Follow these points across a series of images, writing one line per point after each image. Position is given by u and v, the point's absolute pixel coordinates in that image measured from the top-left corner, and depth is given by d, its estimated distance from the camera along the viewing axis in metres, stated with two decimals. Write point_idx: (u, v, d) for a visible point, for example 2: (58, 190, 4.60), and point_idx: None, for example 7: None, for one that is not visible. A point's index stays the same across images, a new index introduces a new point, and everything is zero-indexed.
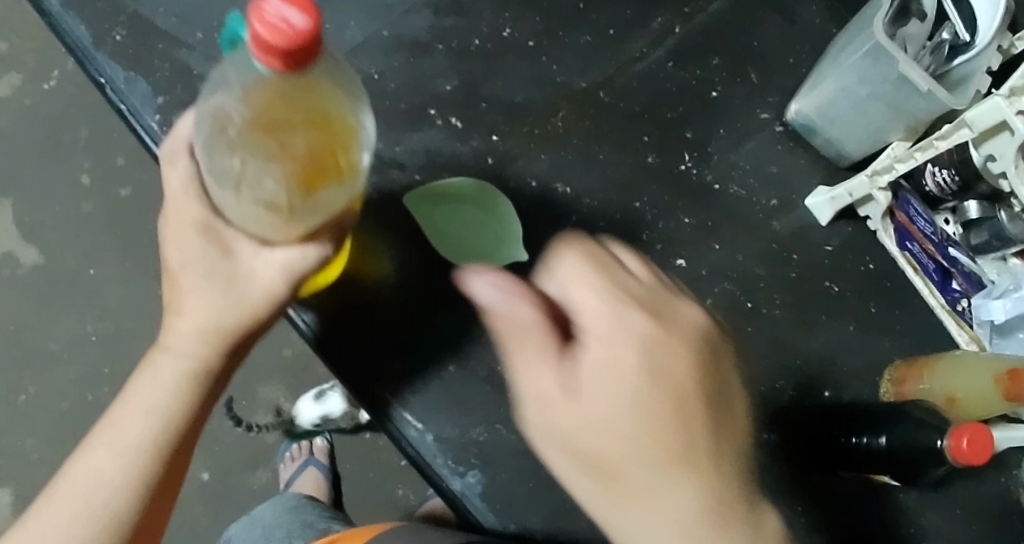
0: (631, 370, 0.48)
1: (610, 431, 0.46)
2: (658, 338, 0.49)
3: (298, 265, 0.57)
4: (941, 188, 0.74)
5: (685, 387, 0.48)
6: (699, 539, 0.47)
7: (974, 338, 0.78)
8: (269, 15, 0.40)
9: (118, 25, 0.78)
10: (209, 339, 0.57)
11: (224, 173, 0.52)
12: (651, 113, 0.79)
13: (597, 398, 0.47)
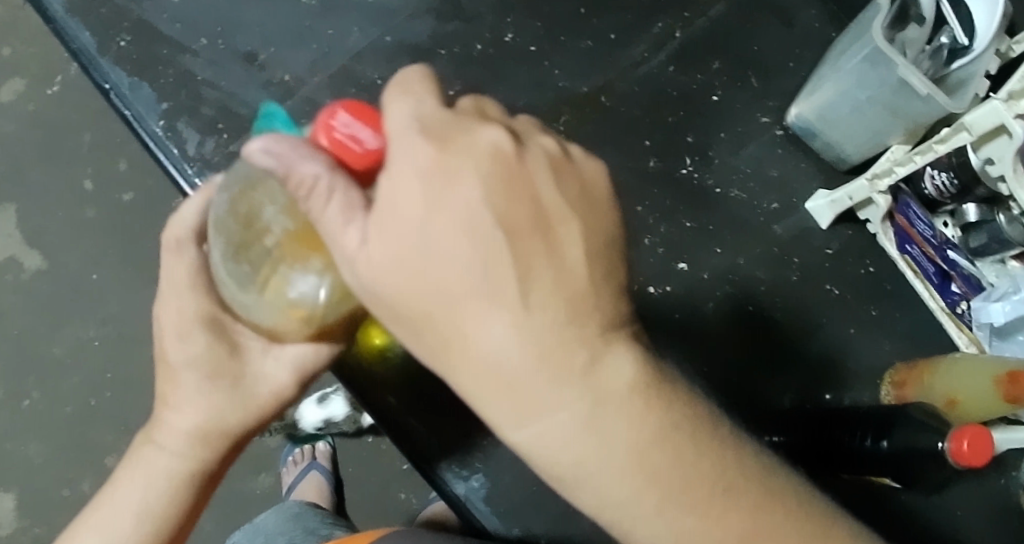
0: (424, 224, 0.38)
1: (412, 281, 0.38)
2: (445, 172, 0.39)
3: (310, 363, 0.57)
4: (940, 192, 0.75)
5: (493, 224, 0.38)
6: (534, 394, 0.40)
7: (973, 341, 0.77)
8: (340, 131, 0.42)
9: (123, 31, 0.79)
10: (212, 434, 0.55)
11: (258, 276, 0.50)
12: (652, 117, 0.80)
13: (411, 266, 0.38)
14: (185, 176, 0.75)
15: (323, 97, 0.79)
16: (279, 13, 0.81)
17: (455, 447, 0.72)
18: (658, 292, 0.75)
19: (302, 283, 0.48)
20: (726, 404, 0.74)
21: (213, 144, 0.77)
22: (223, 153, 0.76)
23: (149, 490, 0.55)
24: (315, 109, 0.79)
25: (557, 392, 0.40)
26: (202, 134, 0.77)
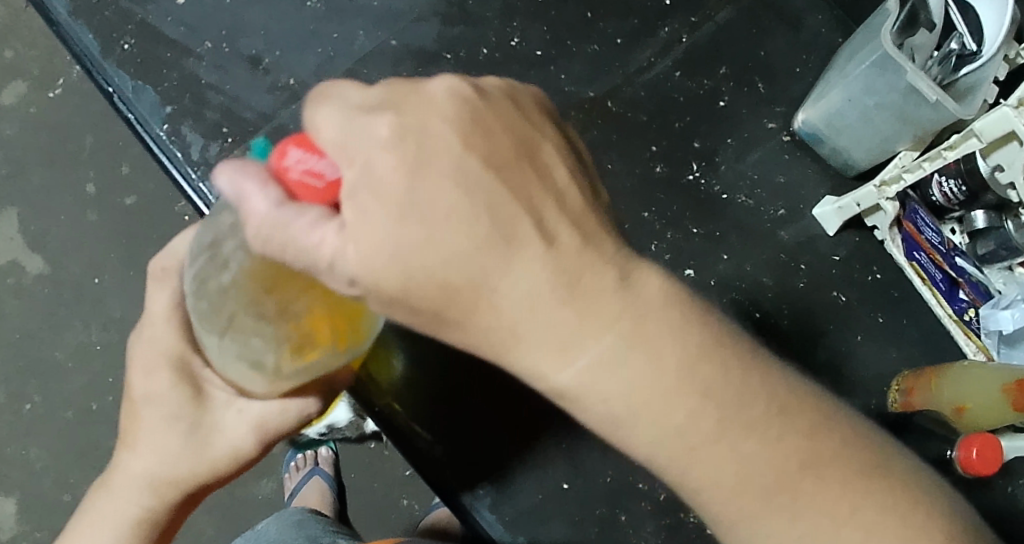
0: (411, 199, 0.39)
1: (419, 249, 0.39)
2: (400, 138, 0.40)
3: (271, 421, 0.58)
4: (947, 198, 0.74)
5: (461, 166, 0.40)
6: (575, 338, 0.41)
7: (982, 348, 0.77)
8: (295, 170, 0.41)
9: (127, 34, 0.78)
10: (165, 485, 0.56)
11: (215, 320, 0.52)
12: (659, 123, 0.80)
13: (406, 247, 0.39)
14: (188, 180, 0.75)
15: None
16: (284, 17, 0.81)
17: (465, 468, 0.71)
18: None
19: (256, 341, 0.52)
20: None
21: (217, 148, 0.76)
22: (226, 157, 0.76)
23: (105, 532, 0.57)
24: None
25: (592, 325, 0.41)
26: (206, 138, 0.76)
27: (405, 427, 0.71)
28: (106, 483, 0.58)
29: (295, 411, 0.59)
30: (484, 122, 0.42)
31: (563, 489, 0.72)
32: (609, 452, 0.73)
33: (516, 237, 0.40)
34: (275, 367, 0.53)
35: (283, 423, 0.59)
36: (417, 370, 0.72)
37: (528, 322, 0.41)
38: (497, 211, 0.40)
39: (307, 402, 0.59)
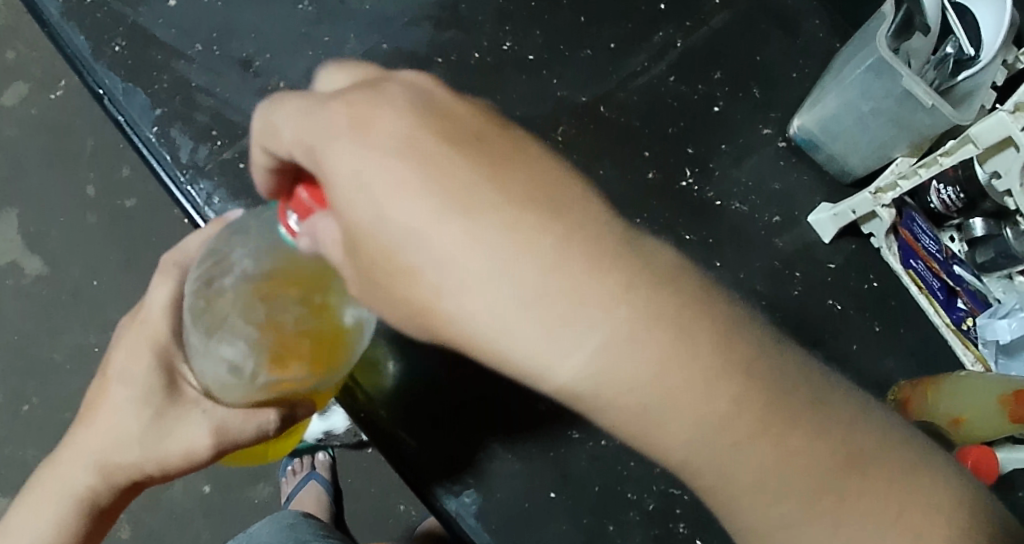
0: (363, 178, 0.40)
1: (395, 231, 0.40)
2: (354, 123, 0.41)
3: (231, 429, 0.57)
4: (946, 206, 0.73)
5: (424, 144, 0.41)
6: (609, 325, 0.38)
7: (979, 359, 0.75)
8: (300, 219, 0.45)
9: (118, 36, 0.78)
10: (116, 466, 0.58)
11: (200, 314, 0.56)
12: (652, 128, 0.79)
13: (384, 229, 0.40)
14: (177, 182, 0.75)
15: None
16: (276, 20, 0.80)
17: (450, 464, 0.70)
18: None
19: (237, 345, 0.55)
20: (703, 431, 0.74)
21: (206, 151, 0.76)
22: (216, 161, 0.76)
23: (50, 501, 0.59)
24: None
25: (634, 315, 0.38)
26: (195, 141, 0.76)
27: (394, 436, 0.70)
28: (60, 455, 0.60)
29: (254, 429, 0.57)
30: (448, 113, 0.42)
31: (550, 499, 0.71)
32: (597, 460, 0.73)
33: (472, 202, 0.39)
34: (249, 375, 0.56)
35: (242, 434, 0.57)
36: (414, 378, 0.71)
37: (543, 311, 0.38)
38: (467, 202, 0.39)
39: (266, 418, 0.57)
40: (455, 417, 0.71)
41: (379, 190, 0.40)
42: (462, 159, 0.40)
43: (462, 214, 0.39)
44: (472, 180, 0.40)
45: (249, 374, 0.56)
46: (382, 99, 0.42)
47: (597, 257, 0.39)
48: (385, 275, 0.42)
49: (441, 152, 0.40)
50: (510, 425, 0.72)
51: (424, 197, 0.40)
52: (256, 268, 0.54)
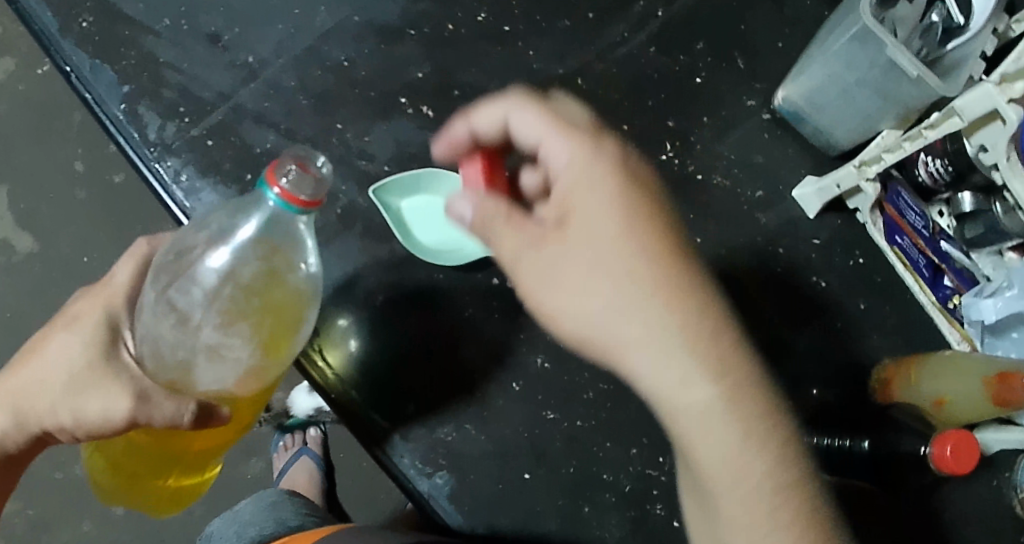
0: (596, 216, 0.52)
1: (596, 283, 0.50)
2: (613, 173, 0.53)
3: (150, 402, 0.57)
4: (934, 179, 0.70)
5: (658, 222, 0.52)
6: (715, 427, 0.49)
7: (965, 338, 0.75)
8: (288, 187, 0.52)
9: (85, 11, 0.76)
10: (35, 412, 0.60)
11: (165, 268, 0.59)
12: (631, 100, 0.76)
13: (581, 271, 0.51)
14: (144, 160, 0.73)
15: (287, 78, 0.75)
16: None
17: (421, 445, 0.69)
18: None
19: (195, 292, 0.57)
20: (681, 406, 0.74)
21: (173, 128, 0.74)
22: (184, 138, 0.74)
23: None
24: (277, 92, 0.75)
25: (740, 423, 0.49)
26: (163, 118, 0.74)
27: (363, 419, 0.69)
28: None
29: (168, 413, 0.57)
30: (648, 201, 0.53)
31: (524, 479, 0.70)
32: (572, 441, 0.72)
33: (666, 289, 0.50)
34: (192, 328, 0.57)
35: (158, 413, 0.57)
36: (385, 358, 0.70)
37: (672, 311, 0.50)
38: (649, 263, 0.51)
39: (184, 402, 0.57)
40: (428, 398, 0.70)
41: (589, 199, 0.52)
42: (645, 234, 0.51)
43: (647, 292, 0.50)
44: (665, 272, 0.51)
45: (189, 346, 0.58)
46: (599, 161, 0.53)
47: (734, 378, 0.50)
48: (567, 308, 0.51)
49: (647, 232, 0.52)
50: (485, 406, 0.71)
51: (623, 226, 0.51)
52: (244, 234, 0.58)
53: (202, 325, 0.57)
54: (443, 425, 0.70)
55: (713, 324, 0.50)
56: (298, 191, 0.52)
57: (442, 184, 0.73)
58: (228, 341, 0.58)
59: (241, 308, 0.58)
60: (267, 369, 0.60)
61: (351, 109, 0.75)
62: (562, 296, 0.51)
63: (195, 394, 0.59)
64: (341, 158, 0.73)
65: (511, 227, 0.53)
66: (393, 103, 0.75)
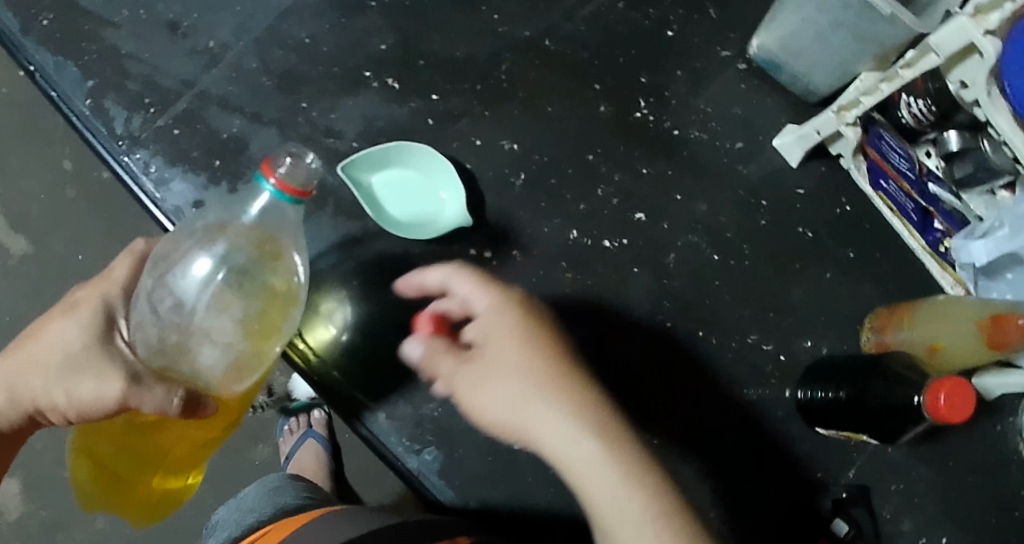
0: (507, 354, 0.54)
1: (516, 413, 0.53)
2: (521, 314, 0.55)
3: (140, 387, 0.56)
4: (917, 119, 0.68)
5: (566, 355, 0.54)
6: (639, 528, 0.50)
7: (958, 281, 0.73)
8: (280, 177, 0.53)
9: (45, 9, 0.74)
10: (31, 392, 0.59)
11: (162, 255, 0.60)
12: (601, 57, 0.76)
13: (502, 404, 0.53)
14: (113, 154, 0.71)
15: (249, 61, 0.74)
16: None
17: (408, 422, 0.69)
18: (614, 246, 0.72)
19: (190, 279, 0.58)
20: (682, 369, 0.71)
21: (140, 120, 0.72)
22: (151, 129, 0.72)
23: None
24: (241, 76, 0.73)
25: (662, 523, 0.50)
26: (129, 110, 0.72)
27: (346, 401, 0.68)
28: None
29: (157, 398, 0.56)
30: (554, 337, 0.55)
31: (515, 451, 0.70)
32: None
33: (577, 410, 0.52)
34: (187, 314, 0.58)
35: (147, 398, 0.56)
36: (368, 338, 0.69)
37: (567, 441, 0.52)
38: (560, 391, 0.53)
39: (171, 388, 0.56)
40: (412, 376, 0.69)
41: (503, 337, 0.54)
42: (554, 365, 0.53)
43: (562, 415, 0.52)
44: (574, 395, 0.53)
45: (183, 329, 0.58)
46: (506, 304, 0.56)
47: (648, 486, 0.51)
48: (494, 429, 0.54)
49: (556, 365, 0.54)
50: None
51: (529, 359, 0.53)
52: (242, 222, 0.59)
53: (196, 310, 0.58)
54: (430, 402, 0.69)
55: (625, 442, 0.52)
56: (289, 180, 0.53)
57: (411, 157, 0.72)
58: (219, 326, 0.58)
59: (236, 295, 0.58)
60: (258, 359, 0.60)
61: (315, 87, 0.73)
62: (488, 421, 0.54)
63: (182, 382, 0.58)
64: (308, 136, 0.72)
65: (446, 367, 0.56)
66: (357, 78, 0.73)
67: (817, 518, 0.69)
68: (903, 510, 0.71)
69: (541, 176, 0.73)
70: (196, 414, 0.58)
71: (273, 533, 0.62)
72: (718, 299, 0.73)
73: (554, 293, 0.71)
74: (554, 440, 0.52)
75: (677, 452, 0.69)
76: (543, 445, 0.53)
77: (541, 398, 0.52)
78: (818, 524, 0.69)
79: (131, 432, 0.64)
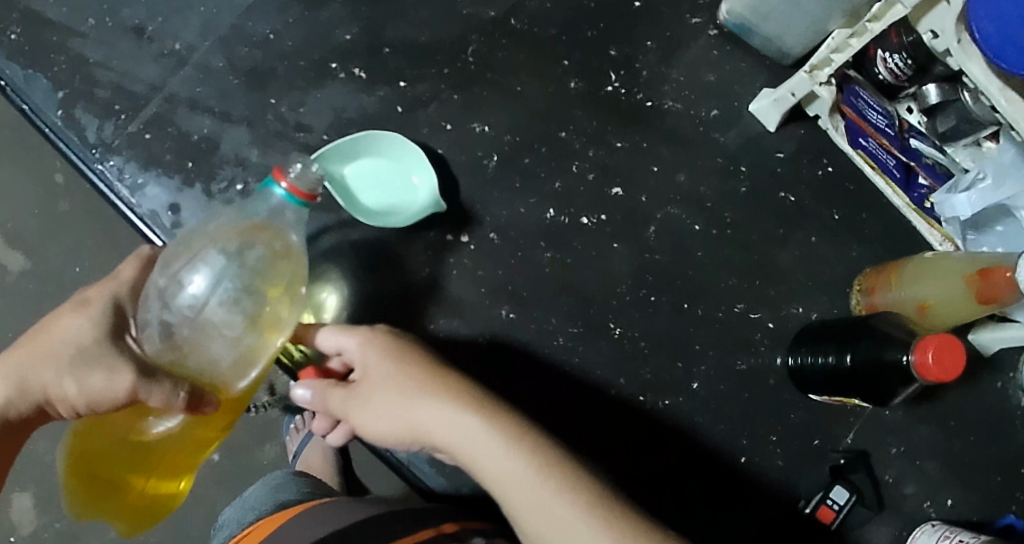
0: (384, 374, 0.57)
1: (403, 422, 0.56)
2: (388, 341, 0.59)
3: (155, 380, 0.55)
4: (895, 75, 0.67)
5: (437, 367, 0.58)
6: (548, 496, 0.51)
7: (946, 237, 0.71)
8: (289, 183, 0.56)
9: (12, 23, 0.72)
10: (36, 388, 0.55)
11: (171, 256, 0.60)
12: (570, 33, 0.75)
13: (389, 417, 0.56)
14: (87, 163, 0.70)
15: (215, 60, 0.73)
16: None
17: None
18: (592, 222, 0.72)
19: (203, 274, 0.59)
20: (668, 342, 0.70)
21: (111, 127, 0.71)
22: (123, 135, 0.71)
23: None
24: (209, 76, 0.72)
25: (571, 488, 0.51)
26: (100, 118, 0.71)
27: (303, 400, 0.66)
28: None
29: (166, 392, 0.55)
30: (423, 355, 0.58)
31: None
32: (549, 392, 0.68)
33: (457, 405, 0.55)
34: (198, 309, 0.58)
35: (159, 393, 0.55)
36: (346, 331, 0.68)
37: (451, 425, 0.54)
38: (438, 394, 0.55)
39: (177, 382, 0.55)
40: None
41: (376, 359, 0.58)
42: (426, 375, 0.56)
43: (442, 409, 0.55)
44: (452, 393, 0.56)
45: (194, 323, 0.58)
46: (371, 335, 0.59)
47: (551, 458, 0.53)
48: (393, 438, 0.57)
49: (428, 375, 0.56)
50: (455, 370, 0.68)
51: (403, 374, 0.57)
52: (254, 220, 0.60)
53: (208, 303, 0.58)
54: None
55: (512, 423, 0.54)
56: (296, 185, 0.55)
57: (381, 144, 0.69)
58: (230, 319, 0.58)
59: (247, 289, 0.59)
60: (262, 354, 0.60)
61: (282, 82, 0.72)
62: (384, 435, 0.57)
63: (188, 378, 0.57)
64: (278, 132, 0.71)
65: (340, 400, 0.59)
66: (324, 69, 0.73)
67: (793, 515, 0.68)
68: (904, 472, 0.70)
69: (515, 157, 0.72)
70: (199, 410, 0.57)
71: (254, 534, 0.59)
72: (702, 269, 0.72)
73: (534, 274, 0.70)
74: (439, 427, 0.55)
75: (670, 431, 0.69)
76: (433, 436, 0.55)
77: (419, 391, 0.56)
78: (792, 512, 0.68)
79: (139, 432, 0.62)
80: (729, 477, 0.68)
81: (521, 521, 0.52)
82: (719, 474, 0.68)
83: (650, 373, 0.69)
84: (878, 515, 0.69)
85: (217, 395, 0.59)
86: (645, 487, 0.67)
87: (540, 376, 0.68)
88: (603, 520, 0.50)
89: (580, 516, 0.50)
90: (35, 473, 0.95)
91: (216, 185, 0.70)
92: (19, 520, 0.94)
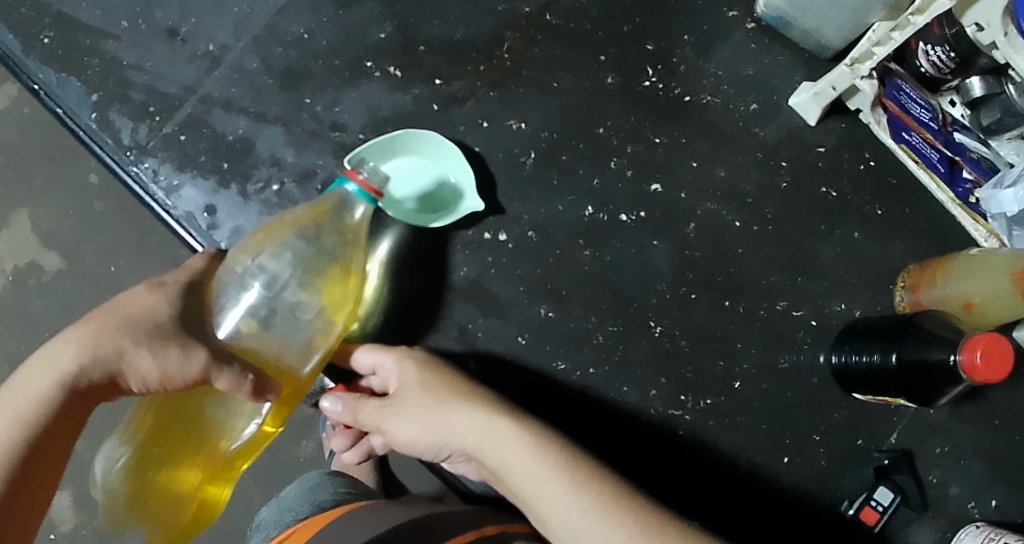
0: (419, 383, 0.59)
1: (437, 429, 0.58)
2: (420, 356, 0.61)
3: (225, 361, 0.58)
4: (937, 68, 0.67)
5: (470, 382, 0.60)
6: (573, 498, 0.53)
7: (992, 233, 0.70)
8: (362, 180, 0.61)
9: (45, 27, 0.72)
10: (111, 354, 0.54)
11: (250, 241, 0.64)
12: (605, 29, 0.74)
13: (422, 422, 0.58)
14: (121, 164, 0.70)
15: (250, 61, 0.73)
16: None
17: None
18: (631, 219, 0.71)
19: (282, 261, 0.63)
20: (710, 340, 0.69)
21: (146, 129, 0.71)
22: (158, 137, 0.71)
23: (32, 382, 0.53)
24: (243, 77, 0.72)
25: (599, 488, 0.53)
26: (135, 120, 0.71)
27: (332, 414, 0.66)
28: (53, 341, 0.55)
29: (233, 375, 0.57)
30: (454, 371, 0.61)
31: None
32: (588, 390, 0.68)
33: (487, 413, 0.57)
34: (276, 293, 0.62)
35: (226, 372, 0.57)
36: (383, 332, 0.67)
37: (481, 429, 0.56)
38: (470, 403, 0.58)
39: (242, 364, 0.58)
40: None
41: (410, 371, 0.60)
42: (459, 387, 0.59)
43: (474, 415, 0.57)
44: (484, 402, 0.58)
45: (270, 306, 0.62)
46: (404, 351, 0.62)
47: (581, 462, 0.55)
48: (424, 443, 0.59)
49: (461, 388, 0.59)
50: (495, 371, 0.67)
51: (437, 384, 0.59)
52: (328, 207, 0.63)
53: (285, 290, 0.63)
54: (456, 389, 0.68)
55: (540, 429, 0.56)
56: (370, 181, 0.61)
57: (417, 142, 0.69)
58: (304, 303, 0.63)
59: (321, 275, 0.63)
60: (327, 342, 0.63)
61: (317, 81, 0.72)
62: (414, 441, 0.59)
63: (252, 364, 0.60)
64: (315, 131, 0.71)
65: (371, 409, 0.61)
66: (360, 68, 0.73)
67: (834, 517, 0.67)
68: (950, 473, 0.69)
69: (552, 154, 0.72)
70: (262, 396, 0.59)
71: (298, 534, 0.59)
72: (742, 266, 0.71)
73: (572, 272, 0.70)
74: (470, 432, 0.57)
75: (711, 429, 0.68)
76: (462, 440, 0.57)
77: (451, 397, 0.58)
78: (837, 513, 0.67)
79: (198, 417, 0.63)
80: (769, 481, 0.67)
81: (544, 517, 0.53)
82: (758, 481, 0.67)
83: (691, 371, 0.69)
84: (923, 517, 0.68)
85: (279, 382, 0.61)
86: (682, 492, 0.67)
87: (580, 375, 0.68)
88: (621, 512, 0.52)
89: (602, 514, 0.52)
90: (74, 471, 0.96)
91: (253, 186, 0.70)
92: (59, 517, 0.96)
